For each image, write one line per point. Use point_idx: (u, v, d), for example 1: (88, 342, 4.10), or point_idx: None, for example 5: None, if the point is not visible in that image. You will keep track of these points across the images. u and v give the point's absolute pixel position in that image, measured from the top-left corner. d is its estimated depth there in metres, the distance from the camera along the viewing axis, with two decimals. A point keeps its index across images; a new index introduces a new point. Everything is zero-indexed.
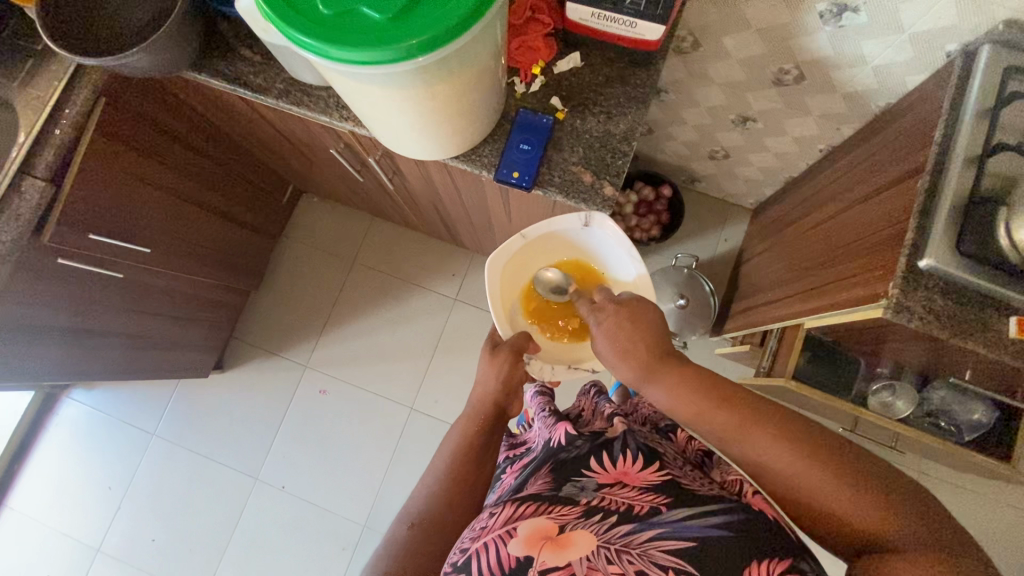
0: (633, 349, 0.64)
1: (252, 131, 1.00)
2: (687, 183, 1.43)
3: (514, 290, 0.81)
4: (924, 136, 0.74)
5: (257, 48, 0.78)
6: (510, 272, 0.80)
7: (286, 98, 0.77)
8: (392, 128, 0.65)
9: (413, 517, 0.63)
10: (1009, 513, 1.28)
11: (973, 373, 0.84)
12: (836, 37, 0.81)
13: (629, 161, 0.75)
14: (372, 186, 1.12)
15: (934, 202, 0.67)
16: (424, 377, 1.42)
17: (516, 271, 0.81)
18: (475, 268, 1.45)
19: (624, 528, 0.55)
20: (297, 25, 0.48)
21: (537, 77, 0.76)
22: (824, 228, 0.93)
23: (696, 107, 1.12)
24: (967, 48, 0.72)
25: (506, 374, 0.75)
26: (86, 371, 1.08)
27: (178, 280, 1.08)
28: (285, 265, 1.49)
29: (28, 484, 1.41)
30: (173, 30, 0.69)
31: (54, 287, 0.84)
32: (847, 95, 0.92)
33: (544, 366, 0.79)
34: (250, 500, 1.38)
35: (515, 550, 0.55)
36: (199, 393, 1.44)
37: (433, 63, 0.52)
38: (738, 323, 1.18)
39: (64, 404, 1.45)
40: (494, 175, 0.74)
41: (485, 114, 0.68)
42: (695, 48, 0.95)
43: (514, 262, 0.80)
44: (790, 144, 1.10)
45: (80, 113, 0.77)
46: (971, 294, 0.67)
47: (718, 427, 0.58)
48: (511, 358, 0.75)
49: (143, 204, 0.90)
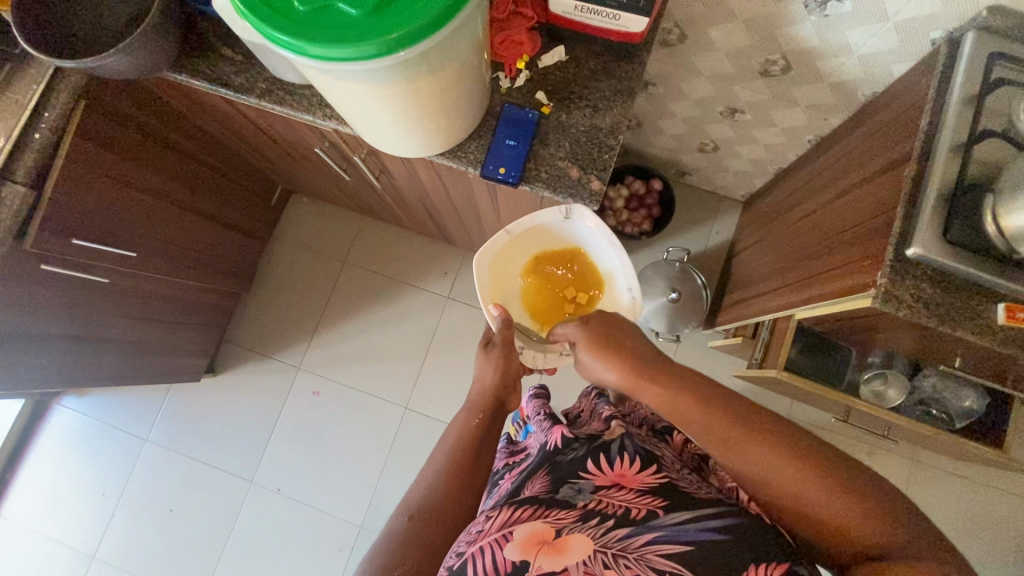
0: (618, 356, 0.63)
1: (238, 131, 0.99)
2: (678, 176, 1.43)
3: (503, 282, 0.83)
4: (911, 125, 0.73)
5: (238, 48, 0.77)
6: (499, 265, 0.82)
7: (269, 97, 0.76)
8: (376, 125, 0.65)
9: (414, 509, 0.63)
10: (1004, 499, 1.29)
11: (964, 362, 0.84)
12: (822, 26, 0.81)
13: (616, 154, 0.75)
14: (361, 185, 1.11)
15: (920, 191, 0.67)
16: (419, 376, 1.41)
17: (505, 265, 0.83)
18: (467, 266, 1.44)
19: (621, 532, 0.55)
20: (273, 23, 0.47)
21: (522, 72, 0.75)
22: (813, 219, 0.93)
23: (684, 99, 1.11)
24: (951, 36, 0.72)
25: (504, 366, 0.75)
26: (75, 377, 1.07)
27: (167, 285, 1.07)
28: (277, 267, 1.48)
29: (21, 492, 1.40)
30: (151, 31, 0.68)
31: (39, 294, 0.83)
32: (834, 85, 0.91)
33: (536, 355, 0.80)
34: (246, 503, 1.37)
35: (512, 555, 0.54)
36: (192, 397, 1.43)
37: (414, 59, 0.52)
38: (730, 316, 1.18)
39: (55, 411, 1.44)
40: (481, 171, 0.74)
41: (469, 109, 0.68)
42: (681, 40, 0.95)
43: (503, 256, 0.82)
44: (779, 135, 1.10)
45: (59, 117, 0.76)
46: (957, 282, 0.67)
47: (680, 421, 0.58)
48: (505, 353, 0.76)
49: (125, 208, 0.88)
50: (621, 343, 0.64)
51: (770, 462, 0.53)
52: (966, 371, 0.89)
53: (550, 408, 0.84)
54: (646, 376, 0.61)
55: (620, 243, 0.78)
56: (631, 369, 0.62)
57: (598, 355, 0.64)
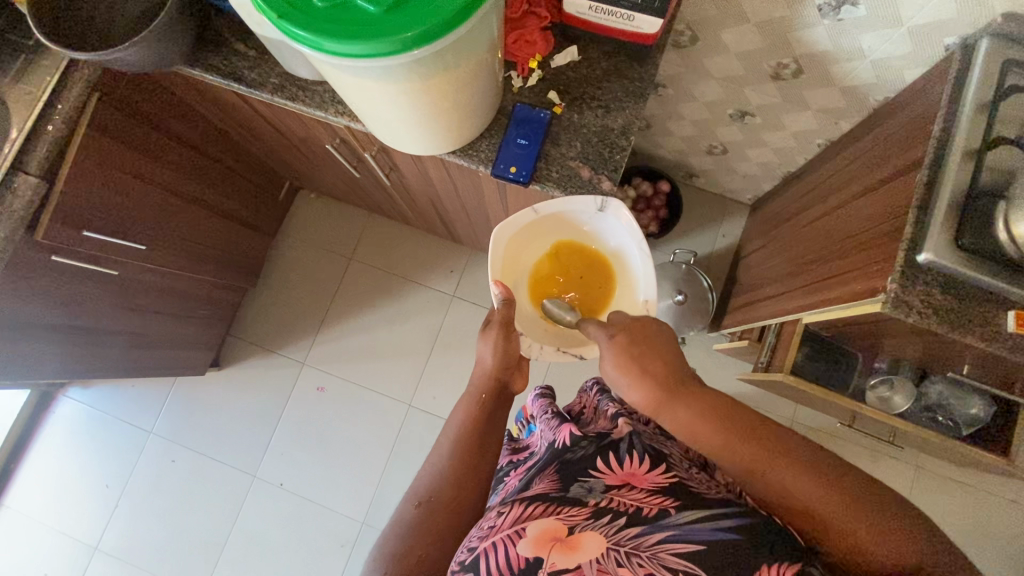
0: (649, 370, 0.63)
1: (247, 126, 0.99)
2: (685, 178, 1.43)
3: (517, 262, 0.78)
4: (922, 130, 0.73)
5: (252, 43, 0.77)
6: (517, 244, 0.76)
7: (282, 93, 0.76)
8: (389, 123, 0.65)
9: (421, 496, 0.63)
10: (1008, 508, 1.29)
11: (972, 369, 0.84)
12: (834, 31, 0.81)
13: (627, 155, 0.75)
14: (369, 182, 1.11)
15: (932, 197, 0.67)
16: (423, 374, 1.41)
17: (522, 245, 0.77)
18: (474, 264, 1.45)
19: (634, 531, 0.54)
20: (290, 16, 0.47)
21: (534, 71, 0.76)
22: (821, 224, 0.93)
23: (694, 101, 1.11)
24: (965, 42, 0.72)
25: (504, 350, 0.73)
26: (82, 369, 1.08)
27: (174, 278, 1.07)
28: (283, 262, 1.48)
29: (25, 483, 1.41)
30: (165, 25, 0.68)
31: (50, 285, 0.83)
32: (845, 90, 0.91)
33: (533, 344, 0.76)
34: (249, 496, 1.37)
35: (525, 551, 0.54)
36: (197, 390, 1.43)
37: (429, 55, 0.52)
38: (736, 319, 1.17)
39: (60, 402, 1.44)
40: (491, 170, 0.74)
41: (483, 108, 0.68)
42: (693, 42, 0.95)
43: (521, 236, 0.76)
44: (788, 139, 1.10)
45: (73, 109, 0.76)
46: (967, 288, 0.67)
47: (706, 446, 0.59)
48: (505, 333, 0.73)
49: (137, 201, 0.89)
50: (648, 358, 0.64)
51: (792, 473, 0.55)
52: (971, 378, 0.89)
53: (557, 407, 0.84)
54: (672, 397, 0.61)
55: (647, 246, 0.73)
56: (658, 387, 0.62)
57: (624, 370, 0.64)
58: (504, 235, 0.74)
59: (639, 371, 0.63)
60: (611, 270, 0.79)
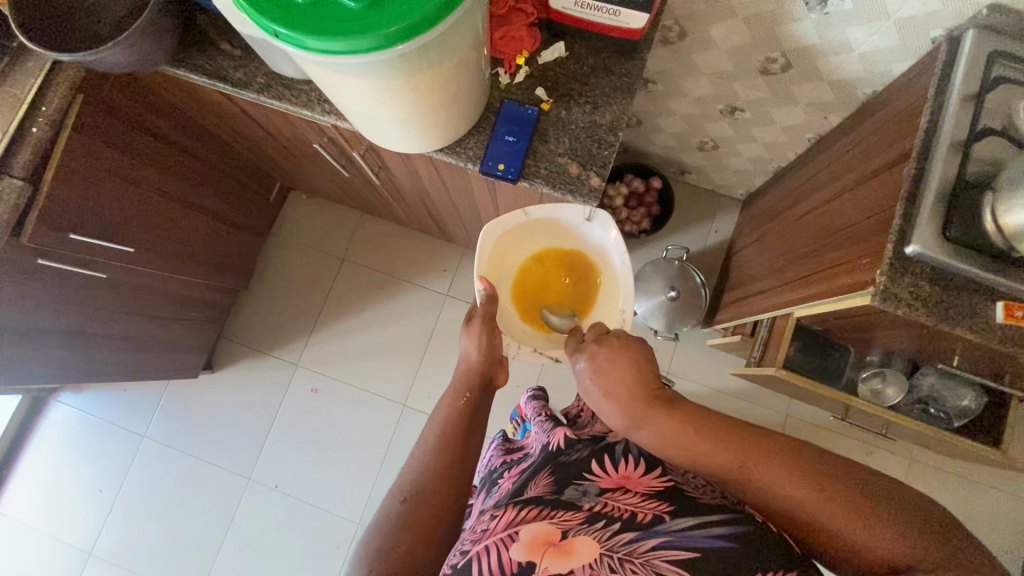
0: (616, 391, 0.64)
1: (235, 126, 0.98)
2: (677, 175, 1.43)
3: (503, 266, 0.78)
4: (910, 123, 0.73)
5: (237, 42, 0.77)
6: (504, 248, 0.77)
7: (268, 92, 0.76)
8: (375, 122, 0.65)
9: (406, 491, 0.63)
10: (1002, 499, 1.29)
11: (964, 361, 0.84)
12: (821, 24, 0.81)
13: (615, 151, 0.74)
14: (360, 181, 1.11)
15: (918, 189, 0.67)
16: (417, 373, 1.41)
17: (509, 250, 0.78)
18: (467, 263, 1.44)
19: (627, 536, 0.54)
20: (271, 15, 0.47)
21: (522, 68, 0.75)
22: (812, 218, 0.93)
23: (684, 97, 1.11)
24: (951, 34, 0.72)
25: (488, 346, 0.73)
26: (73, 373, 1.07)
27: (164, 281, 1.07)
28: (275, 263, 1.48)
29: (16, 489, 1.40)
30: (148, 24, 0.68)
31: (37, 289, 0.83)
32: (835, 84, 0.91)
33: (511, 343, 0.76)
34: (244, 500, 1.37)
35: (517, 555, 0.54)
36: (190, 394, 1.43)
37: (412, 52, 0.52)
38: (727, 315, 1.19)
39: (51, 407, 1.43)
40: (480, 168, 0.74)
41: (468, 105, 0.68)
42: (682, 37, 0.95)
43: (507, 239, 0.77)
44: (778, 134, 1.10)
45: (57, 111, 0.75)
46: (955, 280, 0.67)
47: (685, 454, 0.59)
48: (488, 327, 0.73)
49: (124, 204, 0.88)
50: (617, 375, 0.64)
51: (784, 477, 0.53)
52: (965, 370, 0.89)
53: (551, 410, 0.84)
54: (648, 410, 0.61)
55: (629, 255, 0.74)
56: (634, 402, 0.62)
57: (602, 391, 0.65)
58: (491, 235, 0.74)
59: (612, 390, 0.64)
60: (592, 271, 0.78)
